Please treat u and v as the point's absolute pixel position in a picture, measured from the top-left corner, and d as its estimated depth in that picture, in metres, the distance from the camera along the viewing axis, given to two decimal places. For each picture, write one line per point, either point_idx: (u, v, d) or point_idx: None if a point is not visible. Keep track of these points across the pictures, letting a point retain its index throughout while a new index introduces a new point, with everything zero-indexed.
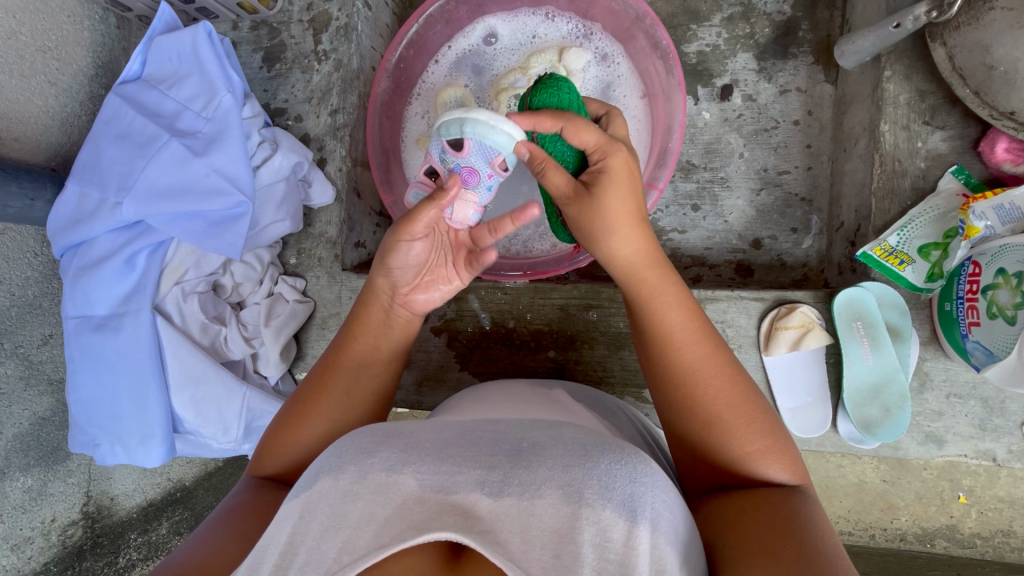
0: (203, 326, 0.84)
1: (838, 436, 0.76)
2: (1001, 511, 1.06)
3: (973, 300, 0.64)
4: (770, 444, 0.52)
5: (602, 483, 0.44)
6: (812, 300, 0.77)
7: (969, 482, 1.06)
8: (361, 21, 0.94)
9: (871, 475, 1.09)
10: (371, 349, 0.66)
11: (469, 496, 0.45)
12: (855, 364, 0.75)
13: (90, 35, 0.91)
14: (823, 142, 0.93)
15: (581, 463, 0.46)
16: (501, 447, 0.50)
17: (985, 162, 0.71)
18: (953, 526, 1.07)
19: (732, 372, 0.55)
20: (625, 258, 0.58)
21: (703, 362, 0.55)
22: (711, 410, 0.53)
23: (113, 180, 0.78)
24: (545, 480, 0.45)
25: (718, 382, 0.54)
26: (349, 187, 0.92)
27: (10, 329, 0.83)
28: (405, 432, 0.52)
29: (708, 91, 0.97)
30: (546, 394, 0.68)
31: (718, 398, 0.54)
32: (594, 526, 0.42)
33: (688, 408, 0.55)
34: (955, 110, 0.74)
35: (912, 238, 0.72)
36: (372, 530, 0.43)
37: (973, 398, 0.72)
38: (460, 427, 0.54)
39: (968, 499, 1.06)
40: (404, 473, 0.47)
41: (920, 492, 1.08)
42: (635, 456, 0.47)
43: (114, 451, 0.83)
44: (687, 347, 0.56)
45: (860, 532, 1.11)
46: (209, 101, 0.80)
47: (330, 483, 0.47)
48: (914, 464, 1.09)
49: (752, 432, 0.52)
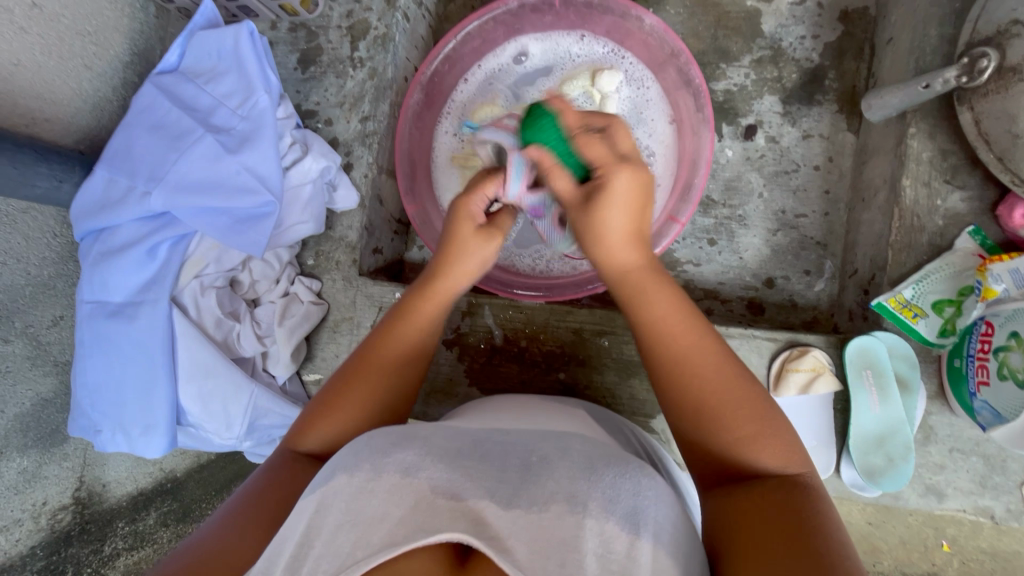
0: (217, 320, 0.83)
1: (839, 481, 0.77)
2: (983, 563, 1.07)
3: (984, 359, 0.66)
4: (761, 428, 0.53)
5: (607, 496, 0.45)
6: (823, 345, 0.78)
7: (953, 531, 1.07)
8: (400, 33, 0.96)
9: (859, 518, 1.10)
10: (433, 327, 0.69)
11: (480, 503, 0.46)
12: (861, 413, 0.75)
13: (129, 22, 0.92)
14: (841, 189, 0.95)
15: (587, 476, 0.47)
16: (511, 461, 0.50)
17: (1002, 225, 0.73)
18: (934, 573, 1.08)
19: (722, 360, 0.57)
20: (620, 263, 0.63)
21: (686, 355, 0.57)
22: (702, 395, 0.55)
23: (143, 170, 0.78)
24: (550, 495, 0.46)
25: (708, 377, 0.56)
26: (373, 194, 0.93)
27: (22, 308, 0.83)
28: (420, 434, 0.52)
29: (732, 129, 0.98)
30: (563, 410, 0.67)
31: (706, 390, 0.55)
32: (597, 536, 0.43)
33: (679, 394, 0.57)
34: (976, 171, 0.75)
35: (926, 292, 0.74)
36: (385, 529, 0.43)
37: (975, 455, 0.73)
38: (472, 437, 0.54)
39: (951, 548, 1.07)
40: (419, 476, 0.47)
41: (904, 538, 1.09)
42: (640, 472, 0.48)
43: (114, 439, 0.83)
44: (678, 335, 0.58)
45: None
46: (245, 100, 0.81)
47: (345, 479, 0.47)
48: (900, 510, 1.10)
49: (741, 416, 0.54)
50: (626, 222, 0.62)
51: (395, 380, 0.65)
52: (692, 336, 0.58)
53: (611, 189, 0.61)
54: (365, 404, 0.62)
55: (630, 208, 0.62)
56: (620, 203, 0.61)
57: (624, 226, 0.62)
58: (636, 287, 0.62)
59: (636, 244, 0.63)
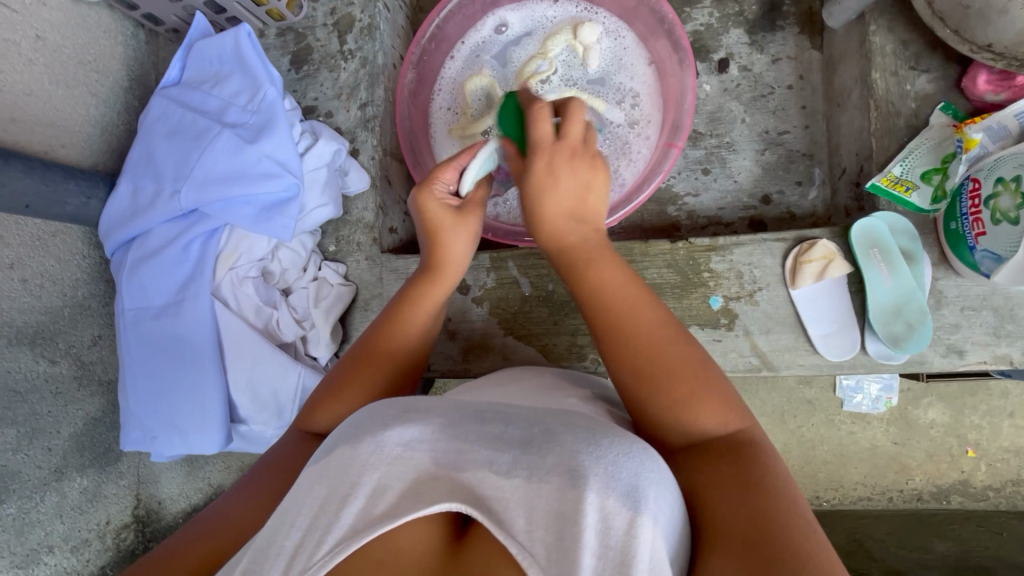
0: (257, 309, 0.86)
1: (868, 357, 0.81)
2: (1009, 461, 1.17)
3: (977, 212, 0.71)
4: (716, 409, 0.54)
5: (608, 470, 0.44)
6: (829, 236, 0.83)
7: (976, 437, 1.17)
8: (383, 21, 1.01)
9: (881, 439, 1.19)
10: (428, 318, 0.72)
11: (477, 475, 0.46)
12: (876, 289, 0.80)
13: (123, 50, 0.96)
14: (816, 103, 1.01)
15: (588, 449, 0.46)
16: (512, 432, 0.50)
17: (968, 95, 0.79)
18: (965, 479, 1.18)
19: (658, 328, 0.59)
20: (557, 236, 0.67)
21: (630, 329, 0.59)
22: (651, 375, 0.56)
23: (168, 173, 0.81)
24: (553, 466, 0.45)
25: (652, 348, 0.57)
26: (382, 175, 0.98)
27: (63, 329, 0.85)
28: (422, 406, 0.53)
29: (706, 66, 1.05)
30: (565, 388, 0.67)
31: (655, 363, 0.57)
32: (597, 511, 0.42)
33: (629, 371, 0.58)
34: (936, 54, 0.82)
35: (914, 166, 0.80)
36: (387, 500, 0.45)
37: (985, 309, 0.79)
38: (474, 409, 0.54)
39: (976, 452, 1.17)
40: (419, 449, 0.48)
41: (931, 451, 1.18)
42: (643, 450, 0.47)
43: (171, 442, 0.85)
44: (620, 306, 0.61)
45: (879, 496, 1.19)
46: (254, 95, 0.85)
47: (348, 451, 0.48)
48: (921, 425, 1.19)
49: (704, 395, 0.55)
50: (567, 199, 0.67)
51: (402, 366, 0.69)
52: (635, 308, 0.60)
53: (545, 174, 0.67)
54: (368, 392, 0.65)
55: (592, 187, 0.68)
56: (562, 187, 0.67)
57: (567, 194, 0.67)
58: (580, 260, 0.65)
59: (574, 224, 0.66)
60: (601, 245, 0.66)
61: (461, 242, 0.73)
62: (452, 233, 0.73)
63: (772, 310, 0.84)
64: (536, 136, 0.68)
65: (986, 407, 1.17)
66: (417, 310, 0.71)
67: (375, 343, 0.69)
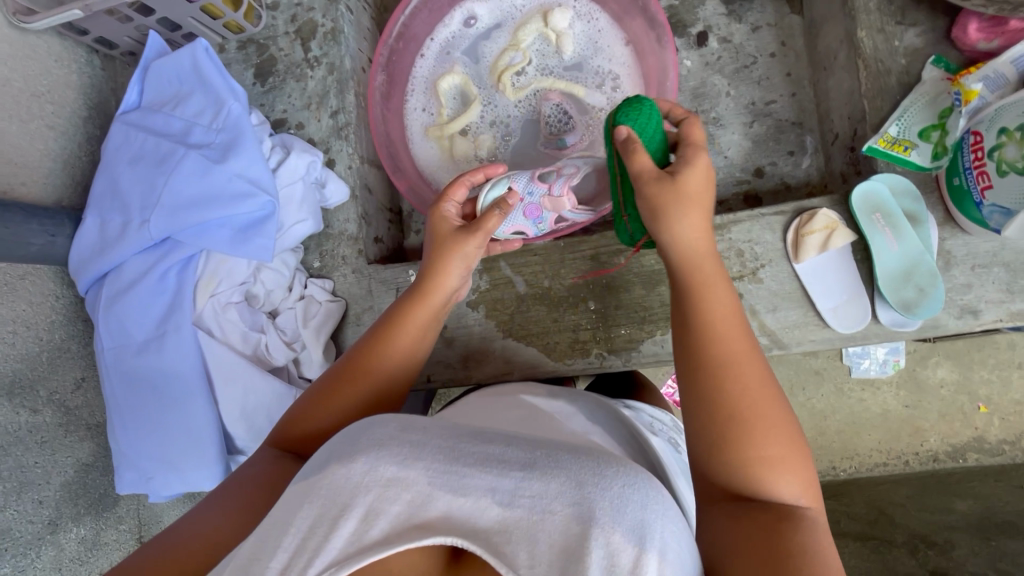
0: (244, 335, 0.83)
1: (880, 326, 0.78)
2: (1022, 414, 1.14)
3: (981, 166, 0.68)
4: (782, 469, 0.50)
5: (614, 505, 0.43)
6: (829, 204, 0.80)
7: (986, 392, 1.15)
8: (347, 24, 0.97)
9: (893, 403, 1.17)
10: (417, 345, 0.68)
11: (477, 502, 0.44)
12: (883, 255, 0.77)
13: (78, 78, 0.92)
14: (801, 68, 0.98)
15: (594, 478, 0.44)
16: (515, 453, 0.47)
17: (960, 46, 0.76)
18: (980, 436, 1.15)
19: (765, 379, 0.53)
20: (687, 244, 0.58)
21: (729, 369, 0.53)
22: (736, 419, 0.51)
23: (135, 202, 0.77)
24: (556, 493, 0.44)
25: (749, 392, 0.52)
26: (361, 184, 0.94)
27: (42, 375, 0.81)
28: (419, 423, 0.50)
29: (685, 41, 1.02)
30: (558, 427, 0.63)
31: (747, 410, 0.51)
32: (602, 548, 0.41)
33: (708, 407, 0.52)
34: (922, 7, 0.79)
35: (910, 125, 0.77)
36: (381, 525, 0.42)
37: (996, 265, 0.76)
38: (473, 428, 0.51)
39: (988, 408, 1.15)
40: (414, 468, 0.45)
41: (942, 410, 1.17)
42: (648, 480, 0.45)
43: (168, 481, 0.81)
44: (726, 341, 0.54)
45: (894, 461, 1.17)
46: (218, 112, 0.81)
47: (342, 472, 0.44)
48: (930, 384, 1.17)
49: (774, 447, 0.50)
50: (693, 226, 0.59)
51: (384, 389, 0.65)
52: (739, 347, 0.54)
53: (677, 197, 0.58)
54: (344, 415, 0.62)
55: (701, 214, 0.58)
56: (686, 213, 0.58)
57: (694, 222, 0.59)
58: (697, 278, 0.57)
59: (694, 251, 0.59)
60: (715, 269, 0.58)
61: (458, 270, 0.70)
62: (448, 254, 0.69)
63: (778, 286, 0.81)
64: (635, 170, 0.60)
65: (993, 361, 1.15)
66: (406, 325, 0.67)
67: (359, 361, 0.65)
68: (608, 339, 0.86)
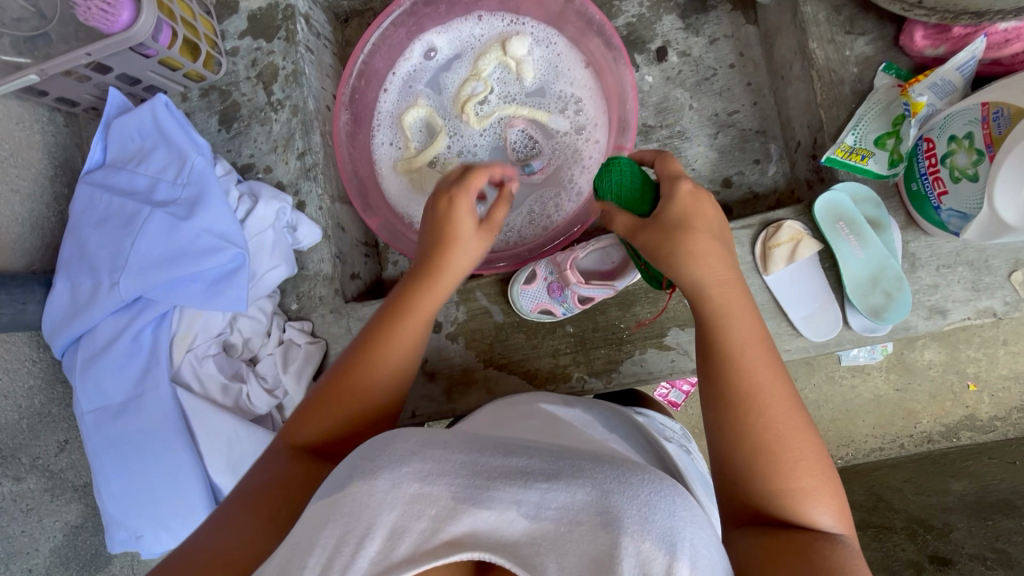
0: (223, 386, 0.82)
1: (852, 331, 0.80)
2: (1010, 389, 1.13)
3: (936, 172, 0.70)
4: (814, 490, 0.51)
5: (642, 513, 0.42)
6: (794, 215, 0.81)
7: (974, 370, 1.13)
8: (308, 65, 0.97)
9: (884, 387, 1.15)
10: (400, 364, 0.64)
11: (504, 516, 0.43)
12: (850, 262, 0.79)
13: (42, 138, 0.91)
14: (760, 77, 0.99)
15: (620, 488, 0.43)
16: (539, 466, 0.46)
17: (909, 53, 0.78)
18: (972, 414, 1.14)
19: (789, 405, 0.53)
20: (710, 282, 0.57)
21: (757, 395, 0.53)
22: (764, 444, 0.51)
23: (104, 264, 0.78)
24: (582, 502, 0.43)
25: (777, 418, 0.52)
26: (334, 223, 0.94)
27: (24, 442, 0.81)
28: (438, 438, 0.49)
29: (645, 57, 1.03)
30: (579, 434, 0.61)
31: (773, 435, 0.52)
32: (633, 557, 0.40)
33: (734, 429, 0.53)
34: (870, 15, 0.81)
35: (866, 133, 0.79)
36: (406, 543, 0.42)
37: (960, 265, 0.77)
38: (493, 441, 0.51)
39: (977, 385, 1.14)
40: (437, 484, 0.44)
41: (933, 392, 1.14)
42: (673, 486, 0.44)
43: (158, 538, 0.80)
44: (753, 366, 0.54)
45: (891, 444, 1.15)
46: (181, 167, 0.81)
47: (364, 488, 0.44)
48: (919, 366, 1.15)
49: (805, 471, 0.51)
50: (719, 265, 0.58)
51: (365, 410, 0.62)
52: (767, 371, 0.54)
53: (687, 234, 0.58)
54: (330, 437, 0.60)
55: (715, 245, 0.58)
56: (707, 251, 0.58)
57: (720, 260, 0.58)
58: (718, 309, 0.57)
59: (718, 280, 0.57)
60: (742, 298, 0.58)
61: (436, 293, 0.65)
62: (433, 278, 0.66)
63: (749, 299, 0.81)
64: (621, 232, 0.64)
65: (979, 339, 1.13)
66: (391, 349, 0.63)
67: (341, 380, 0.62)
68: (588, 362, 0.87)
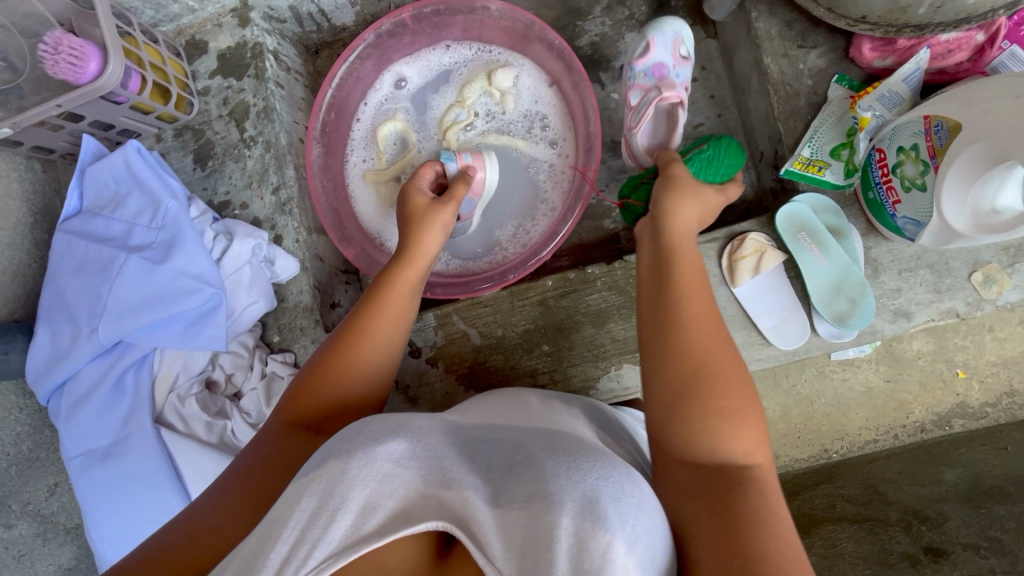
0: (207, 424, 0.82)
1: (820, 338, 0.81)
2: (999, 374, 1.09)
3: (889, 181, 0.72)
4: (742, 430, 0.52)
5: (589, 494, 0.43)
6: (758, 227, 0.83)
7: (962, 357, 1.09)
8: (279, 100, 0.99)
9: (874, 379, 1.10)
10: (345, 388, 0.63)
11: (463, 497, 0.45)
12: (813, 272, 0.80)
13: (20, 186, 0.92)
14: (723, 90, 1.01)
15: (575, 469, 0.45)
16: (496, 461, 0.50)
17: (859, 64, 0.80)
18: (963, 402, 1.09)
19: (730, 353, 0.56)
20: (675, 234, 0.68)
21: (699, 344, 0.56)
22: (702, 380, 0.54)
23: (83, 312, 0.80)
24: (533, 492, 0.44)
25: (714, 358, 0.55)
26: (311, 255, 0.95)
27: (13, 489, 0.82)
28: (416, 425, 0.51)
29: (610, 75, 1.05)
30: (546, 419, 0.63)
31: (709, 377, 0.54)
32: (573, 534, 0.41)
33: (671, 379, 0.56)
34: (820, 29, 0.83)
35: (822, 145, 0.81)
36: (376, 518, 0.43)
37: (922, 268, 0.79)
38: (461, 433, 0.55)
39: (966, 372, 1.10)
40: (407, 467, 0.46)
41: (923, 381, 1.10)
42: (624, 473, 0.46)
43: None
44: (701, 325, 0.58)
45: (884, 436, 1.10)
46: (155, 211, 0.83)
47: (337, 463, 0.45)
48: (907, 356, 1.10)
49: (736, 412, 0.53)
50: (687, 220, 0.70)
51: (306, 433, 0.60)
52: (714, 328, 0.58)
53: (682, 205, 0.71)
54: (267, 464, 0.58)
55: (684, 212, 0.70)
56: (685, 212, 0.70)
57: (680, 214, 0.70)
58: (680, 270, 0.63)
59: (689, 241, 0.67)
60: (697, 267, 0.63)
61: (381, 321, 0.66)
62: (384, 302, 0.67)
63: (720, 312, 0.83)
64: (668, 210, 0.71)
65: (965, 327, 1.08)
66: (337, 372, 0.62)
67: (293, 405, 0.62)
68: (565, 380, 0.88)
